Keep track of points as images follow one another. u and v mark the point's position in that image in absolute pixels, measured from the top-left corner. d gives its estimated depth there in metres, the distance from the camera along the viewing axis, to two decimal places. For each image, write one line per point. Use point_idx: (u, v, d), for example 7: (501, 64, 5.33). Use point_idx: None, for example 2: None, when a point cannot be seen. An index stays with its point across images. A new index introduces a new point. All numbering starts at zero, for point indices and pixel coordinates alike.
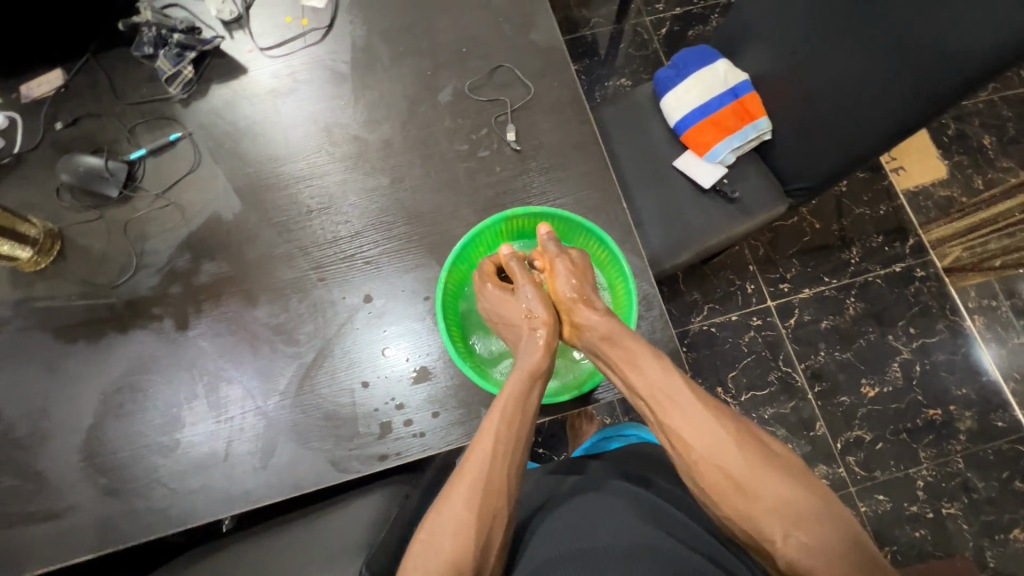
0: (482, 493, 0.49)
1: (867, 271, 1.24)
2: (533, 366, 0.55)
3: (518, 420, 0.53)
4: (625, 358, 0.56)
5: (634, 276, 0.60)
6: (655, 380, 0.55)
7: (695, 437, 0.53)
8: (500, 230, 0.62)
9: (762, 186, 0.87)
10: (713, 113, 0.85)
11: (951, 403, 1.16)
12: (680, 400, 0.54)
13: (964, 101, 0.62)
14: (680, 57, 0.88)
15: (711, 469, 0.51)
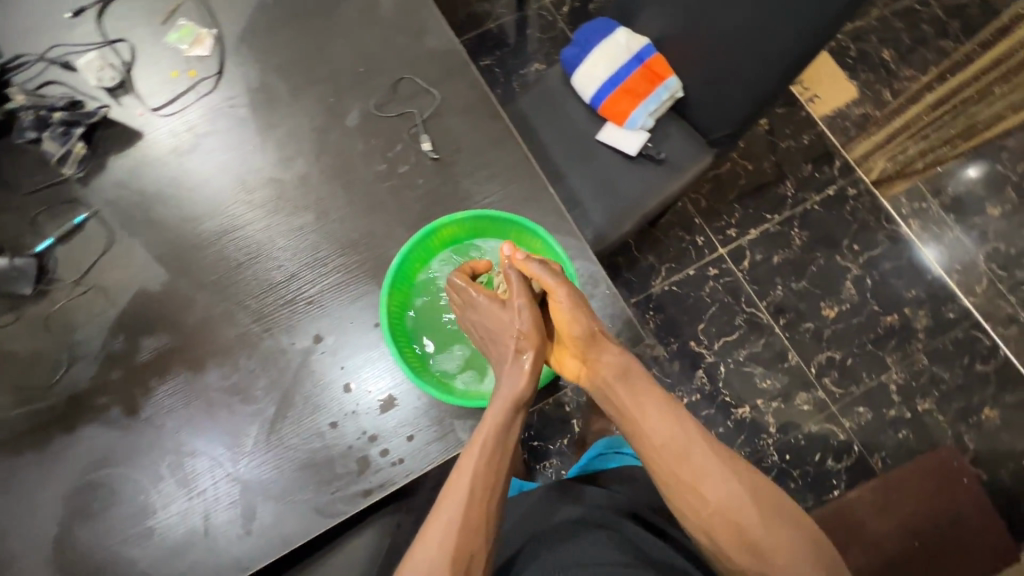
0: (459, 533, 0.50)
1: (804, 200, 1.29)
2: (515, 395, 0.55)
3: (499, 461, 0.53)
4: (636, 406, 0.60)
5: (571, 259, 0.61)
6: (664, 429, 0.59)
7: (702, 486, 0.57)
8: (432, 242, 0.62)
9: (684, 142, 0.89)
10: (623, 82, 0.86)
11: (905, 306, 1.22)
12: (692, 453, 0.58)
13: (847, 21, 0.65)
14: (582, 34, 0.89)
15: (719, 519, 0.55)
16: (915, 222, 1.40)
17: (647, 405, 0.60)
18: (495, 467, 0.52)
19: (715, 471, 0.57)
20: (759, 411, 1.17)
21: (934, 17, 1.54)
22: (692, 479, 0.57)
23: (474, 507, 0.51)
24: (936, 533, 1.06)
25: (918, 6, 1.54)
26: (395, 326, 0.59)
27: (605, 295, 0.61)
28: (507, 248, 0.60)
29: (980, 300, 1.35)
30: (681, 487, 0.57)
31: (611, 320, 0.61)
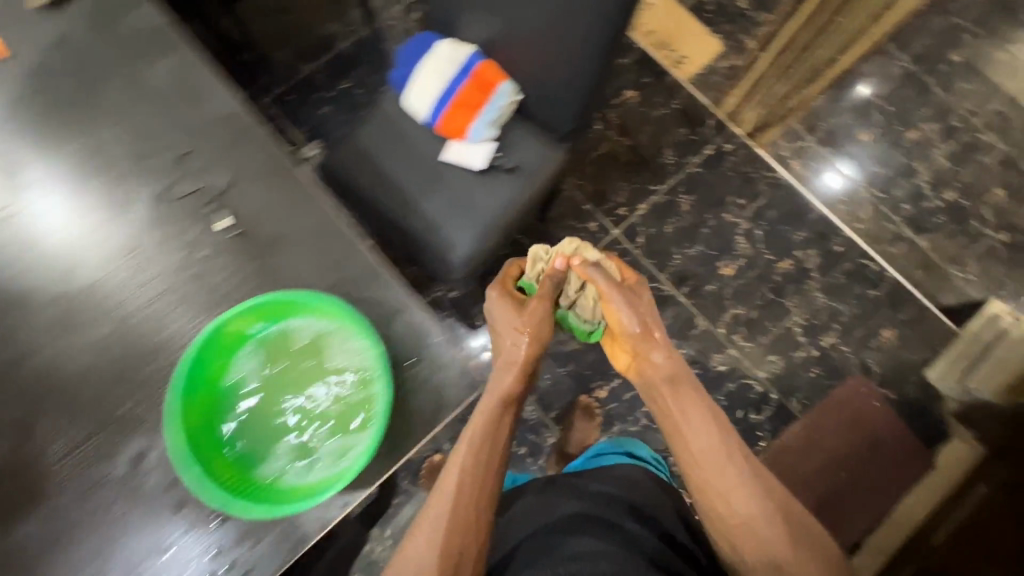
0: (448, 519, 0.64)
1: (685, 165, 1.30)
2: (504, 392, 0.70)
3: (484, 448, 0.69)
4: (679, 408, 0.69)
5: (398, 313, 0.56)
6: (700, 437, 0.67)
7: (733, 498, 0.63)
8: (221, 340, 0.54)
9: (532, 145, 0.87)
10: (455, 95, 0.83)
11: (795, 249, 1.25)
12: (727, 460, 0.65)
13: (635, 7, 0.63)
14: (405, 53, 0.85)
15: (745, 533, 0.62)
16: (796, 162, 1.44)
17: (690, 408, 0.69)
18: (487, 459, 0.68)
19: (744, 479, 0.64)
20: None
21: None
22: (724, 485, 0.64)
23: (463, 501, 0.65)
24: (868, 468, 1.14)
25: None
26: (197, 439, 0.53)
27: (439, 343, 0.55)
28: (559, 259, 0.74)
29: (868, 225, 1.41)
30: (714, 487, 0.65)
31: (443, 378, 0.55)
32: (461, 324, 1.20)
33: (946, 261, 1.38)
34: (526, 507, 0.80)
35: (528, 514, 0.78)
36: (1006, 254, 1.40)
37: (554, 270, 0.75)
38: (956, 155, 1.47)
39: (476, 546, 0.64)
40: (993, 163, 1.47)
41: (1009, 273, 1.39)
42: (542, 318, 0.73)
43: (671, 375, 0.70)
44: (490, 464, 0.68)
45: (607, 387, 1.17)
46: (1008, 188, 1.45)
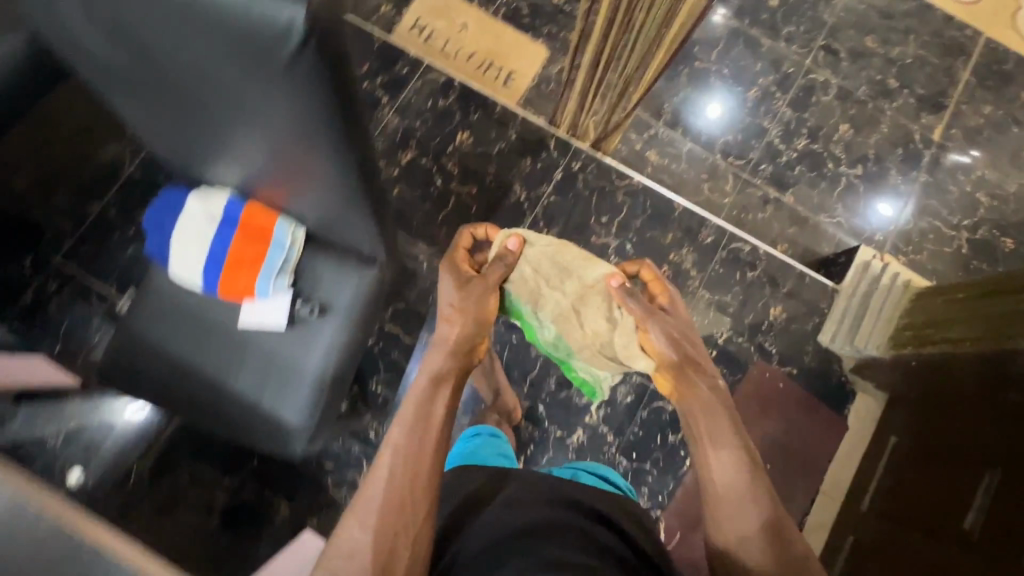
0: (382, 505, 0.62)
1: (539, 197, 1.23)
2: (432, 370, 0.73)
3: (422, 423, 0.68)
4: (712, 418, 0.70)
5: None
6: (728, 450, 0.67)
7: (746, 504, 0.64)
8: None
9: (338, 277, 0.75)
10: (226, 256, 0.71)
11: (668, 253, 1.22)
12: (750, 471, 0.65)
13: (368, 141, 0.54)
14: (154, 221, 0.72)
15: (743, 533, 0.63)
16: (652, 153, 1.40)
17: (731, 432, 0.69)
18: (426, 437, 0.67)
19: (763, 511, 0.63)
20: (591, 428, 1.13)
21: None
22: (746, 507, 0.64)
23: (397, 482, 0.64)
24: (795, 449, 1.16)
25: None
26: None
27: None
28: (515, 239, 0.81)
29: (734, 197, 1.39)
30: (728, 503, 0.64)
31: None
32: (354, 443, 1.10)
33: (814, 211, 1.40)
34: (507, 496, 0.70)
35: (510, 501, 0.69)
36: (865, 188, 1.43)
37: (508, 250, 0.81)
38: (797, 101, 1.47)
39: (415, 532, 0.61)
40: (832, 99, 1.48)
41: (872, 205, 1.42)
42: (477, 295, 0.77)
43: (714, 400, 0.71)
44: (435, 445, 0.68)
45: (521, 457, 1.11)
46: (852, 121, 1.46)
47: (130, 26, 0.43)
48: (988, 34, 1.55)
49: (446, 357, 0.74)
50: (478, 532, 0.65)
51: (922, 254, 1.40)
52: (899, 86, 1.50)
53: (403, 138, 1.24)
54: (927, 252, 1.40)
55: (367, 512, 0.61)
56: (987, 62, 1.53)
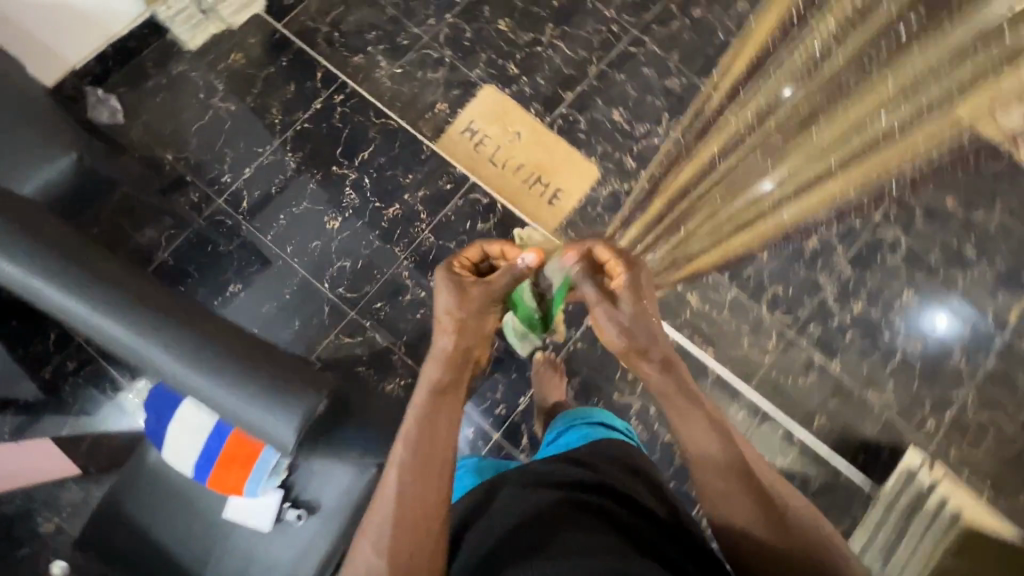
0: (397, 531, 0.59)
1: (566, 342, 1.20)
2: (433, 384, 0.66)
3: (424, 439, 0.63)
4: (685, 425, 0.68)
5: None
6: (705, 448, 0.66)
7: (727, 492, 0.64)
8: None
9: (335, 474, 0.72)
10: (219, 451, 0.68)
11: None
12: (727, 457, 0.65)
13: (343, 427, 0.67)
14: (153, 406, 0.71)
15: (741, 508, 0.64)
16: (694, 295, 1.32)
17: (690, 414, 0.68)
18: (431, 442, 0.63)
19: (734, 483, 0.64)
20: None
21: (652, 56, 1.48)
22: (723, 486, 0.65)
23: (407, 502, 0.61)
24: None
25: (631, 52, 1.48)
26: None
27: None
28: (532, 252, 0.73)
29: (776, 357, 1.30)
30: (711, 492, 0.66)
31: None
32: None
33: (862, 385, 1.29)
34: (502, 499, 0.71)
35: (513, 500, 0.69)
36: (922, 367, 1.31)
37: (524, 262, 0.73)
38: (859, 258, 1.36)
39: (431, 541, 0.60)
40: (899, 261, 1.37)
41: (930, 387, 1.29)
42: (479, 308, 0.69)
43: (681, 402, 0.68)
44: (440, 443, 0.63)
45: None
46: (917, 288, 1.35)
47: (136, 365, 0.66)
48: None
49: (447, 366, 0.67)
50: (500, 514, 0.68)
51: (980, 451, 1.26)
52: (977, 256, 1.37)
53: (436, 258, 1.21)
54: (986, 451, 1.26)
55: (379, 535, 0.60)
56: None
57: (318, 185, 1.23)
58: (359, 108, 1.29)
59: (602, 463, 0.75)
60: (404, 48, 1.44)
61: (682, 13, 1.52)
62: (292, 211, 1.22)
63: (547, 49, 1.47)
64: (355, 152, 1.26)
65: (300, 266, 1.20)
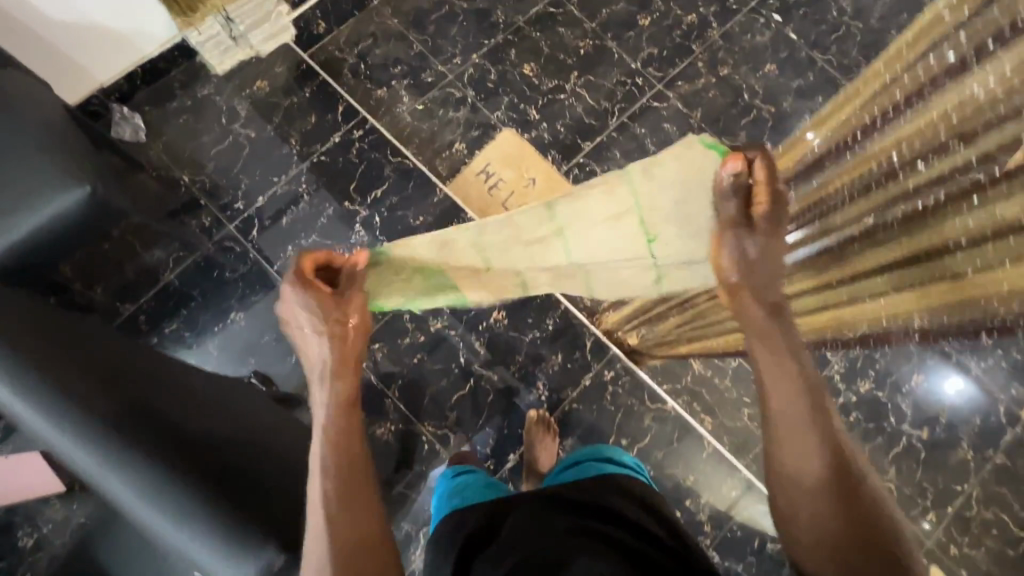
0: (338, 544, 0.62)
1: (561, 401, 1.21)
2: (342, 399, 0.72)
3: (342, 459, 0.68)
4: (768, 378, 0.65)
5: None
6: (783, 400, 0.63)
7: (805, 454, 0.62)
8: None
9: None
10: None
11: (685, 499, 1.18)
12: (811, 412, 0.63)
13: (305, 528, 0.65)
14: None
15: (813, 477, 0.61)
16: None
17: (780, 360, 0.65)
18: (349, 439, 0.69)
19: (823, 486, 0.60)
20: None
21: (674, 111, 1.49)
22: (798, 448, 0.62)
23: (339, 517, 0.64)
24: None
25: (654, 106, 1.48)
26: None
27: None
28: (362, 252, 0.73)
29: None
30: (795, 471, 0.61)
31: None
32: None
33: None
34: (509, 531, 0.74)
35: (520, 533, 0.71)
36: (927, 456, 1.27)
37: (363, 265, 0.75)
38: None
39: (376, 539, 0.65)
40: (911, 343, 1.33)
41: (933, 477, 1.25)
42: (344, 312, 0.74)
43: (776, 351, 0.66)
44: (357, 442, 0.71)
45: None
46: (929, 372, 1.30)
47: (41, 442, 0.67)
48: None
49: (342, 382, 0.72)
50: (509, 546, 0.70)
51: (979, 551, 1.22)
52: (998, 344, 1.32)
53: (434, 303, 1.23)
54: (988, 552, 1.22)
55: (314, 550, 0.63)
56: None
57: (329, 220, 1.27)
58: (378, 144, 1.35)
59: (608, 496, 0.78)
60: (428, 84, 1.45)
61: (709, 71, 1.52)
62: (299, 243, 1.26)
63: (569, 96, 1.48)
64: (368, 190, 1.30)
65: None
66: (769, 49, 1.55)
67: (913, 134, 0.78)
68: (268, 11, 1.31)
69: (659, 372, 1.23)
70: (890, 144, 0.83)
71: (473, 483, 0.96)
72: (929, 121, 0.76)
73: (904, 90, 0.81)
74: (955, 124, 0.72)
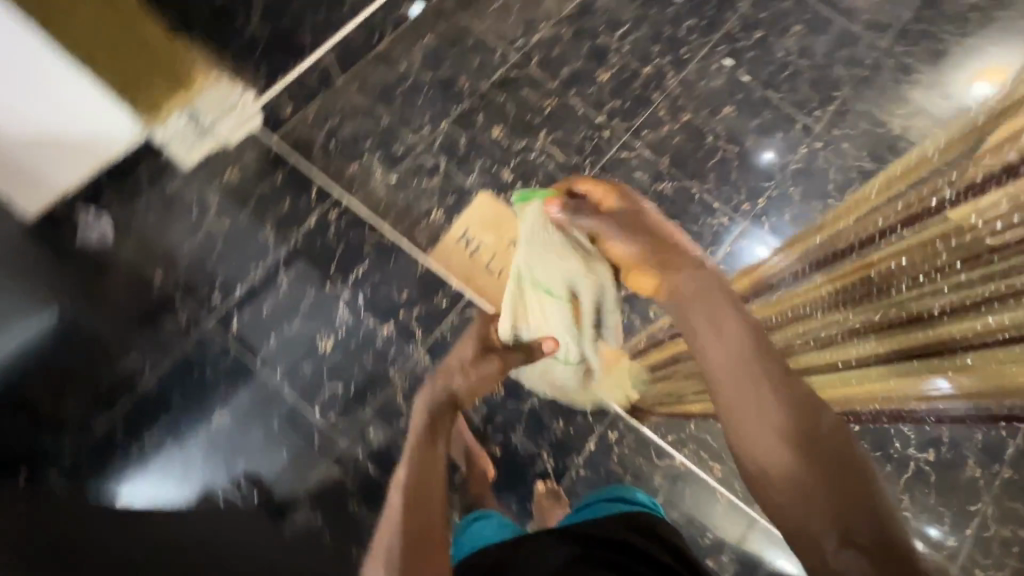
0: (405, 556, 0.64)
1: (567, 469, 1.18)
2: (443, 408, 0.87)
3: (426, 470, 0.74)
4: (701, 333, 0.73)
5: None
6: (725, 354, 0.70)
7: (758, 418, 0.66)
8: None
9: None
10: None
11: (707, 556, 1.15)
12: (763, 381, 0.67)
13: None
14: None
15: (774, 454, 0.64)
16: None
17: (724, 331, 0.71)
18: (427, 464, 0.75)
19: (795, 455, 0.64)
20: None
21: (644, 160, 1.53)
22: (755, 407, 0.66)
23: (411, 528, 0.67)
24: None
25: (624, 157, 1.53)
26: None
27: None
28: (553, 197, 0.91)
29: None
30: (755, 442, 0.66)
31: None
32: None
33: None
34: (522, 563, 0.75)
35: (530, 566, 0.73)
36: (937, 479, 1.26)
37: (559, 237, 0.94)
38: None
39: (432, 551, 0.66)
40: None
41: (947, 501, 1.24)
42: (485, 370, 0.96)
43: (717, 321, 0.72)
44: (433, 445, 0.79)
45: None
46: None
47: None
48: None
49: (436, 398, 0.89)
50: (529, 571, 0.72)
51: (1004, 572, 1.21)
52: None
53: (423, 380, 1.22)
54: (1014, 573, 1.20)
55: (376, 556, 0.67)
56: None
57: (311, 304, 1.25)
58: (355, 224, 1.34)
59: (616, 528, 0.79)
60: (399, 155, 1.46)
61: (671, 118, 1.57)
62: (282, 332, 1.23)
63: (540, 155, 1.51)
64: (349, 269, 1.29)
65: (289, 391, 1.20)
66: (725, 92, 1.61)
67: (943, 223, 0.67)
68: (234, 103, 1.35)
69: (663, 427, 1.20)
70: (908, 247, 0.74)
71: (486, 524, 0.96)
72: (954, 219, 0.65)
73: (915, 198, 0.78)
74: (959, 218, 0.64)
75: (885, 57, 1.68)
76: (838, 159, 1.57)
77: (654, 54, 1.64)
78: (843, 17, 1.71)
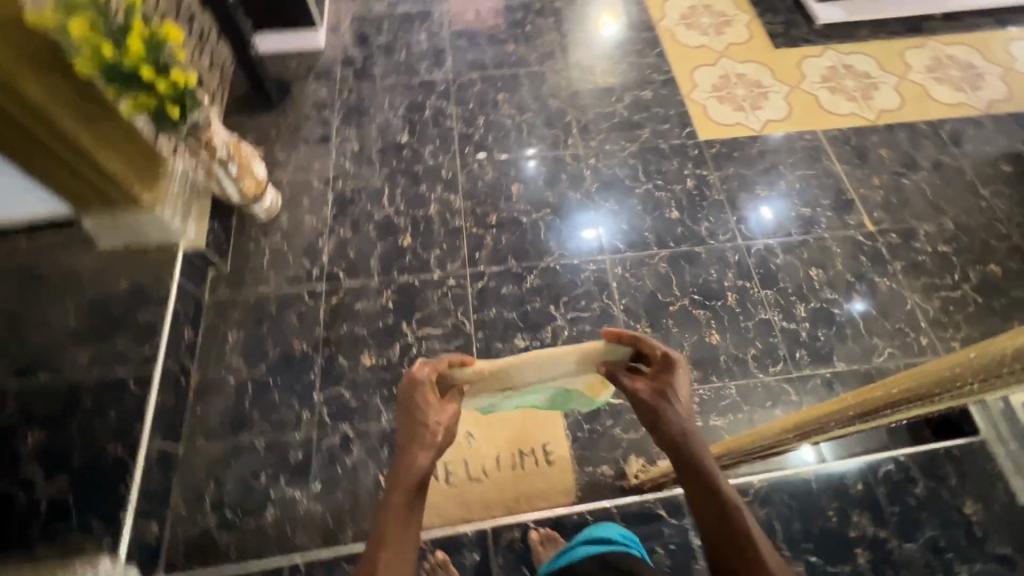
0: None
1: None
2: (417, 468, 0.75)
3: (397, 517, 0.70)
4: (688, 458, 0.76)
5: None
6: (691, 451, 0.76)
7: (703, 493, 0.73)
8: None
9: None
10: None
11: (836, 528, 1.19)
12: (712, 477, 0.74)
13: None
14: None
15: (719, 534, 0.70)
16: (716, 419, 1.40)
17: (701, 459, 0.75)
18: (403, 515, 0.71)
19: (726, 534, 0.69)
20: None
21: (498, 274, 1.56)
22: (699, 487, 0.74)
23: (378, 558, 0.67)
24: None
25: (482, 284, 1.54)
26: None
27: None
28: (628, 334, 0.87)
29: None
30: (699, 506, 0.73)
31: None
32: None
33: None
34: None
35: None
36: None
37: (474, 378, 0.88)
38: (763, 278, 1.58)
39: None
40: (783, 257, 1.61)
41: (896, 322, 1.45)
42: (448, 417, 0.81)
43: (695, 455, 0.76)
44: (403, 525, 0.70)
45: None
46: (813, 262, 1.61)
47: None
48: (818, 128, 1.86)
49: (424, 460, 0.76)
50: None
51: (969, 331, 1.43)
52: (811, 209, 1.70)
53: None
54: (951, 332, 1.51)
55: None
56: (841, 147, 1.82)
57: None
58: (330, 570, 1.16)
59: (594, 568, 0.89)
60: (305, 461, 1.28)
61: (485, 227, 1.64)
62: None
63: (421, 345, 1.45)
64: None
65: None
66: (501, 178, 1.74)
67: (978, 353, 0.59)
68: None
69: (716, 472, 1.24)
70: (911, 377, 0.67)
71: None
72: (1008, 344, 0.56)
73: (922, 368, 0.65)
74: None
75: (569, 71, 1.98)
76: (612, 159, 1.79)
77: (427, 192, 1.70)
78: (521, 67, 1.98)
